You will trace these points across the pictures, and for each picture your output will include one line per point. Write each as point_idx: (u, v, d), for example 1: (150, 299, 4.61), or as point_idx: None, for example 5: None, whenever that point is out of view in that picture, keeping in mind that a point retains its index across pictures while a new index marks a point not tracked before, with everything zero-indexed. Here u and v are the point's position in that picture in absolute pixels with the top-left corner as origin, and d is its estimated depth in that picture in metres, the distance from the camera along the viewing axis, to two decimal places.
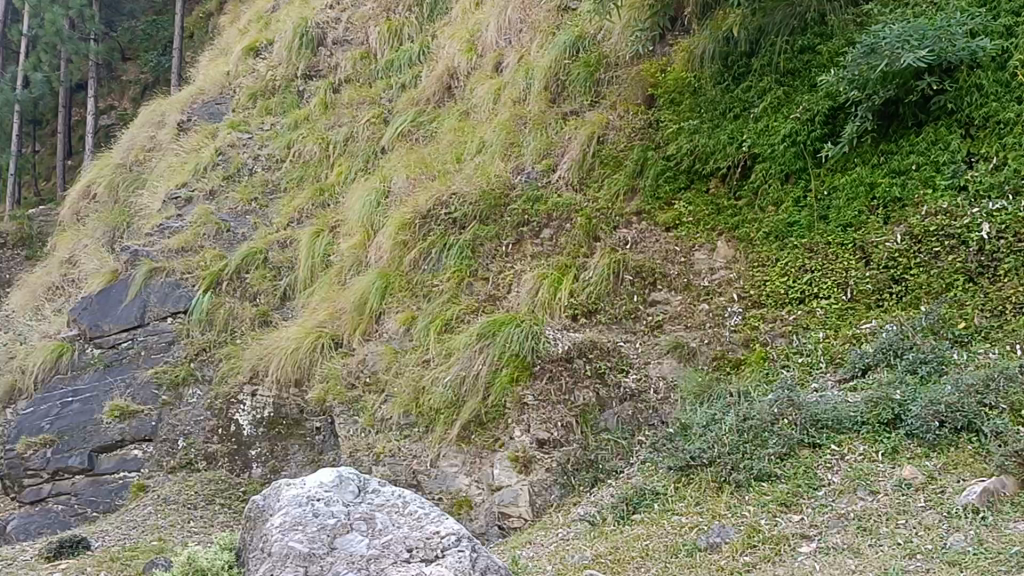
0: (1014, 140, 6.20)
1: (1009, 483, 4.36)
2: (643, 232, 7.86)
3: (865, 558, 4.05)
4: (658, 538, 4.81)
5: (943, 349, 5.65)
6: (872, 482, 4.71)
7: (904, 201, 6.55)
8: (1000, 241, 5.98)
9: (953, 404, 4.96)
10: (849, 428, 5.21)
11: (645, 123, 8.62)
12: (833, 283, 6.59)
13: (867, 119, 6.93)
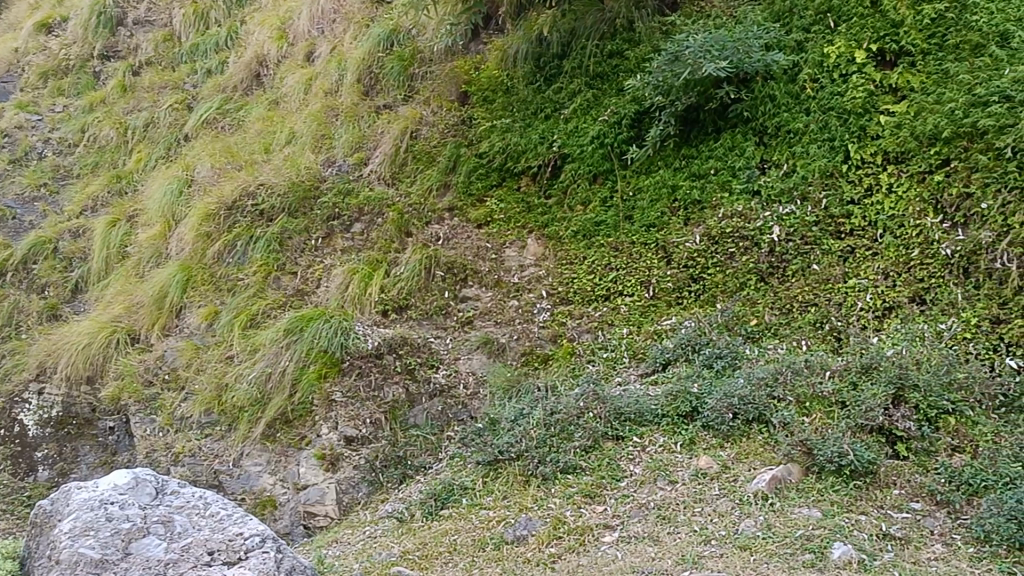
0: (803, 149, 6.61)
1: (795, 471, 4.69)
2: (456, 228, 7.89)
3: (664, 545, 4.20)
4: (465, 532, 4.80)
5: (737, 344, 5.92)
6: (670, 472, 4.90)
7: (703, 204, 6.87)
8: (788, 244, 6.34)
9: (745, 397, 5.22)
10: (649, 421, 5.40)
11: (458, 119, 8.66)
12: (636, 281, 6.83)
13: (670, 124, 7.20)
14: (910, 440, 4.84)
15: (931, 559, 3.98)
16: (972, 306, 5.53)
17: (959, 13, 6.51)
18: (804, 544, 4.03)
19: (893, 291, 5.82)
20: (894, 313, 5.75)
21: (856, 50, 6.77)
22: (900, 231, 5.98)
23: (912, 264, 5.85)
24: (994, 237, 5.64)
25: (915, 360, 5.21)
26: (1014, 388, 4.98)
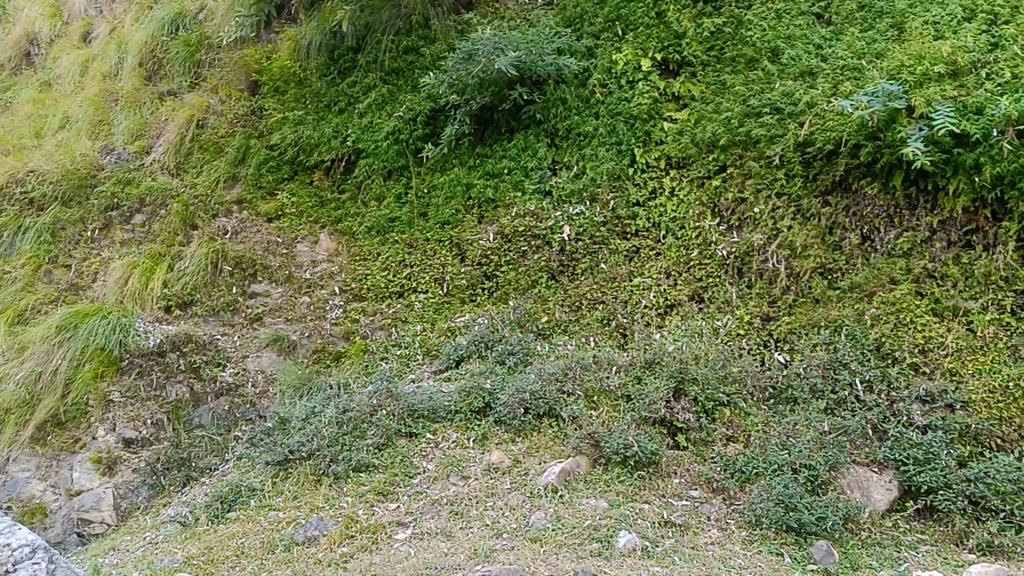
0: (592, 152, 6.84)
1: (583, 463, 4.84)
2: (244, 222, 7.62)
3: (457, 540, 4.23)
4: (253, 534, 4.63)
5: (528, 341, 6.01)
6: (463, 468, 4.94)
7: (496, 202, 6.98)
8: (578, 243, 6.52)
9: (536, 392, 5.32)
10: (442, 417, 5.41)
11: (247, 110, 8.39)
12: (430, 278, 6.82)
13: (465, 123, 7.30)
14: (690, 431, 5.10)
15: (707, 543, 4.20)
16: (745, 305, 5.82)
17: (735, 29, 6.95)
18: (592, 534, 4.16)
19: (675, 290, 6.06)
20: (675, 310, 5.99)
21: (642, 58, 7.04)
22: (681, 233, 6.27)
23: (692, 263, 6.13)
24: (766, 239, 5.98)
25: (694, 355, 5.48)
26: (783, 380, 5.28)
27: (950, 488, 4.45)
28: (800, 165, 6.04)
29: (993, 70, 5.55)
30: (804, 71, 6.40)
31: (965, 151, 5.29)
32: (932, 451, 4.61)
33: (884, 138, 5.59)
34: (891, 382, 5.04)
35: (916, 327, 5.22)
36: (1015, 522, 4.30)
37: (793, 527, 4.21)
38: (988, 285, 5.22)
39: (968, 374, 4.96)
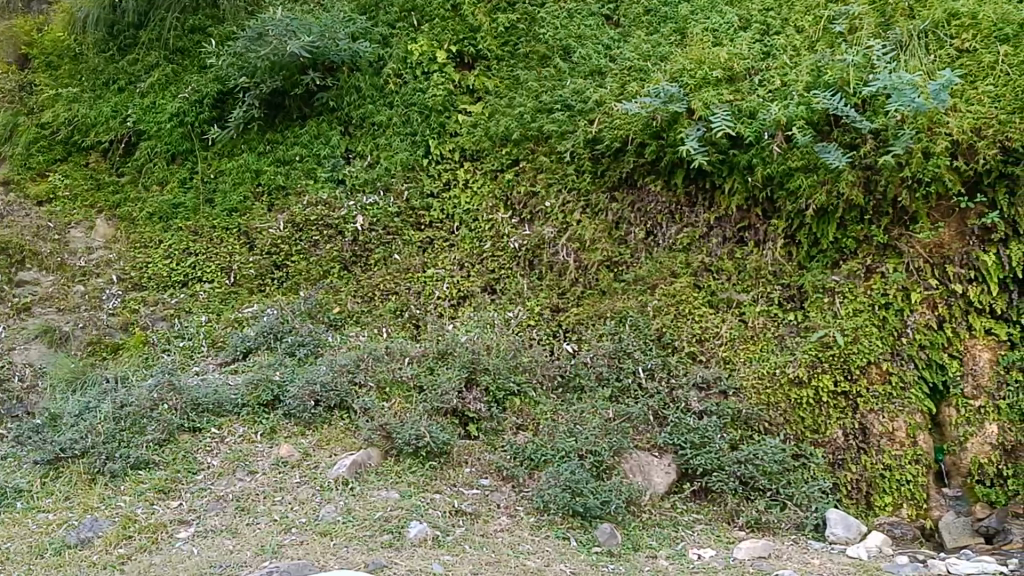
0: (386, 141, 6.84)
1: (374, 455, 4.80)
2: (10, 205, 7.12)
3: (243, 537, 4.10)
4: (20, 539, 4.28)
5: (319, 332, 5.89)
6: (250, 462, 4.79)
7: (287, 190, 6.83)
8: (371, 233, 6.48)
9: (327, 383, 5.25)
10: (229, 410, 5.25)
11: (15, 85, 7.74)
12: (217, 267, 6.59)
13: (254, 106, 7.09)
14: (480, 420, 5.18)
15: (498, 530, 4.28)
16: (536, 296, 5.95)
17: (529, 25, 7.06)
18: (383, 526, 4.14)
19: (467, 281, 6.14)
20: (467, 302, 6.05)
21: (437, 50, 7.04)
22: (474, 224, 6.37)
23: (485, 255, 6.24)
24: (555, 232, 6.15)
25: (486, 346, 5.54)
26: (570, 369, 5.42)
27: (723, 469, 4.73)
28: (589, 161, 6.20)
29: (765, 76, 5.88)
30: (593, 70, 6.57)
31: (739, 153, 5.58)
32: (708, 435, 4.87)
33: (667, 137, 5.79)
34: (671, 370, 5.28)
35: (694, 318, 5.49)
36: (779, 500, 4.65)
37: (579, 511, 4.34)
38: (759, 278, 5.55)
39: (740, 362, 5.25)
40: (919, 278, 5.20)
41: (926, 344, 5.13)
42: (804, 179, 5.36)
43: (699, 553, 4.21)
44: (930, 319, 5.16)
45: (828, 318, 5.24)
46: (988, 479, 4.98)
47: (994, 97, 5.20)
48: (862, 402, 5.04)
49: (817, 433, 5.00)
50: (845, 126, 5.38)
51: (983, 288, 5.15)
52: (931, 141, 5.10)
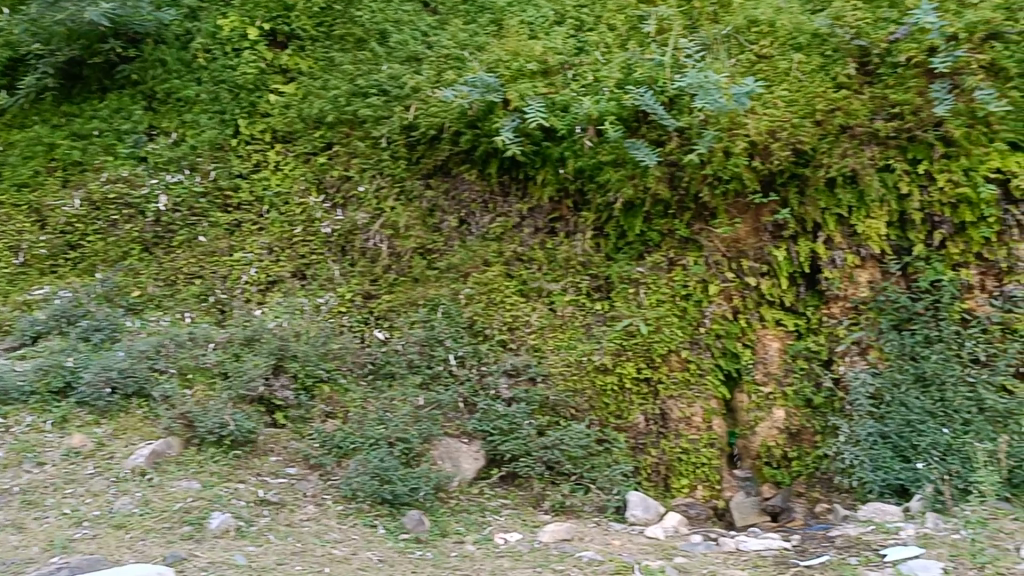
0: (193, 119, 6.57)
1: (175, 444, 4.62)
2: None
3: (29, 532, 3.85)
4: None
5: (117, 317, 5.62)
6: (38, 453, 4.50)
7: (84, 165, 6.47)
8: (175, 214, 6.23)
9: (124, 370, 4.99)
10: (14, 398, 4.89)
11: None
12: (4, 245, 6.18)
13: (48, 75, 6.68)
14: (288, 408, 5.11)
15: (304, 519, 4.21)
16: (347, 283, 5.91)
17: (345, 7, 6.84)
18: (182, 517, 3.99)
19: (277, 266, 6.00)
20: (276, 287, 5.92)
21: (249, 26, 6.77)
22: (285, 208, 6.22)
23: (295, 240, 6.10)
24: (369, 218, 6.09)
25: (294, 332, 5.43)
26: (381, 356, 5.39)
27: (530, 455, 4.84)
28: (405, 148, 6.16)
29: (579, 71, 5.97)
30: (410, 56, 6.47)
31: (551, 145, 5.69)
32: (516, 421, 4.95)
33: (481, 127, 5.85)
34: (482, 357, 5.33)
35: (505, 307, 5.55)
36: (584, 484, 4.81)
37: (388, 499, 4.33)
38: (568, 269, 5.66)
39: (549, 350, 5.36)
40: (717, 271, 5.46)
41: (722, 333, 5.40)
42: (613, 174, 5.54)
43: (505, 537, 4.28)
44: (726, 310, 5.42)
45: (632, 308, 5.42)
46: (775, 461, 5.31)
47: (788, 102, 5.49)
48: (662, 389, 5.26)
49: (620, 418, 5.18)
50: (652, 123, 5.56)
51: (774, 281, 5.46)
52: (731, 141, 5.32)
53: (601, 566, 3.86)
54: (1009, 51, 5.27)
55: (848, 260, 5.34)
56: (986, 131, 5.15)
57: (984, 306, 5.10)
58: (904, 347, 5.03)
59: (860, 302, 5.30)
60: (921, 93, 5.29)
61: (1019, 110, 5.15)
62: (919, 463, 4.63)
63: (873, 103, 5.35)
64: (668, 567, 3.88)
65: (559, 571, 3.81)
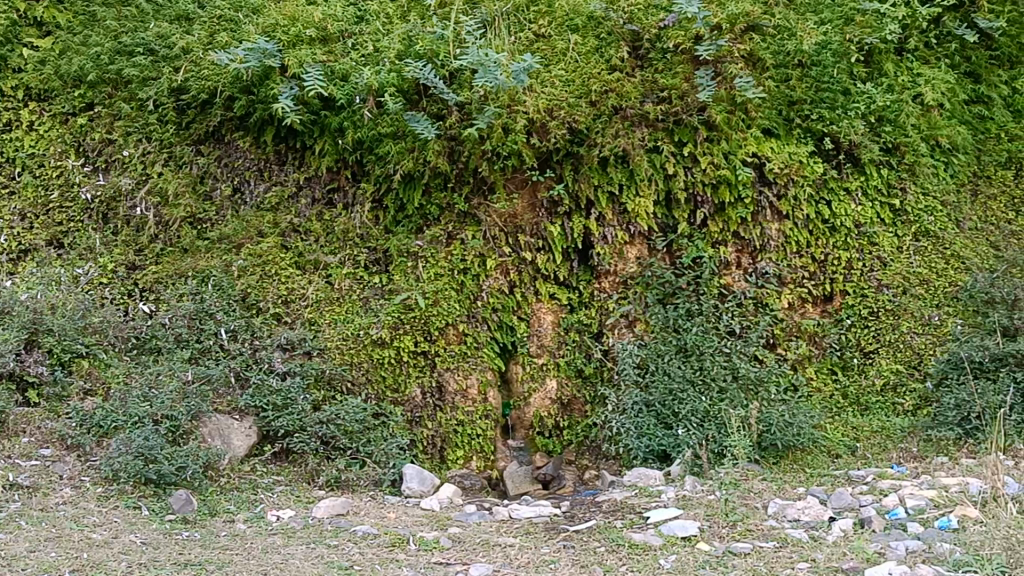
0: None
1: None
2: None
3: None
4: None
5: None
6: None
7: None
8: None
9: None
10: None
11: None
12: None
13: None
14: (42, 386, 4.82)
15: (58, 503, 3.97)
16: (109, 253, 5.60)
17: None
18: None
19: (29, 234, 5.68)
20: (30, 257, 5.62)
21: None
22: (38, 170, 5.84)
23: (51, 206, 5.77)
24: (133, 184, 5.77)
25: (49, 305, 5.15)
26: (146, 331, 5.16)
27: (304, 431, 4.77)
28: (174, 111, 5.89)
29: (358, 41, 5.77)
30: (180, 15, 6.14)
31: (330, 115, 5.56)
32: (290, 396, 4.86)
33: (257, 92, 5.63)
34: (255, 331, 5.18)
35: (280, 279, 5.42)
36: (359, 459, 4.79)
37: (152, 478, 4.15)
38: (346, 241, 5.58)
39: (325, 323, 5.28)
40: (495, 246, 5.51)
41: (498, 307, 5.51)
42: (393, 146, 5.47)
43: (277, 514, 4.19)
44: (502, 284, 5.52)
45: (410, 281, 5.41)
46: (547, 430, 5.52)
47: (565, 81, 5.59)
48: (439, 361, 5.31)
49: (397, 392, 5.22)
50: (433, 97, 5.53)
51: (549, 256, 5.58)
52: (510, 118, 5.37)
53: (376, 540, 3.86)
54: (766, 43, 5.68)
55: (619, 237, 5.52)
56: (744, 117, 5.52)
57: (740, 281, 5.49)
58: (667, 320, 5.28)
59: (629, 278, 5.52)
60: (687, 79, 5.56)
61: (772, 99, 5.56)
62: (679, 428, 4.84)
63: (643, 86, 5.55)
64: (442, 538, 3.93)
65: (333, 547, 3.78)
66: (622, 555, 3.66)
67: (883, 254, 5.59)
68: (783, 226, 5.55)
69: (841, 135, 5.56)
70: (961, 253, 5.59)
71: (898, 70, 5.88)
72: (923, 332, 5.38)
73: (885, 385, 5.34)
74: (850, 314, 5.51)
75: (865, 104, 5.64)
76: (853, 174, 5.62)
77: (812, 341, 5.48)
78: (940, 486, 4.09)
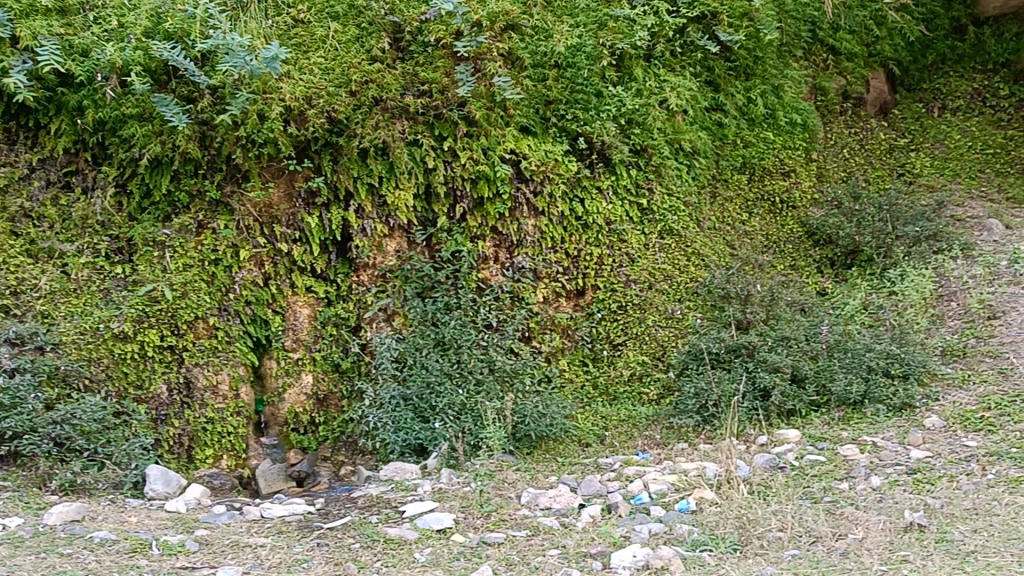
0: None
1: None
2: None
3: None
4: None
5: None
6: None
7: None
8: None
9: None
10: None
11: None
12: None
13: None
14: None
15: None
16: None
17: None
18: None
19: None
20: None
21: None
22: None
23: None
24: None
25: None
26: None
27: (36, 432, 4.37)
28: None
29: (101, 15, 5.39)
30: None
31: (69, 91, 5.21)
32: (19, 396, 4.42)
33: None
34: None
35: (8, 268, 4.97)
36: (97, 460, 4.49)
37: None
38: (85, 228, 5.22)
39: (60, 317, 4.90)
40: (248, 236, 5.32)
41: (252, 300, 5.32)
42: (138, 129, 5.17)
43: (3, 523, 3.85)
44: (256, 276, 5.34)
45: (156, 272, 5.11)
46: (302, 427, 5.40)
47: (324, 69, 5.47)
48: (187, 356, 5.07)
49: (140, 390, 4.94)
50: (183, 79, 5.26)
51: (305, 248, 5.45)
52: (265, 105, 5.20)
53: (115, 546, 3.62)
54: (523, 43, 5.83)
55: (378, 229, 5.46)
56: (503, 114, 5.62)
57: (497, 276, 5.60)
58: (426, 314, 5.30)
59: (387, 271, 5.48)
60: (447, 74, 5.59)
61: (529, 97, 5.72)
62: (436, 422, 4.84)
63: (404, 79, 5.53)
64: (188, 541, 3.74)
65: (66, 556, 3.51)
66: (377, 551, 3.62)
67: (631, 251, 5.84)
68: (539, 222, 5.67)
69: (594, 135, 5.77)
70: (701, 251, 5.99)
71: (645, 76, 6.15)
72: (666, 325, 5.68)
73: (632, 375, 5.59)
74: (601, 307, 5.73)
75: (616, 106, 5.88)
76: (604, 173, 5.84)
77: (565, 334, 5.67)
78: (680, 471, 4.33)
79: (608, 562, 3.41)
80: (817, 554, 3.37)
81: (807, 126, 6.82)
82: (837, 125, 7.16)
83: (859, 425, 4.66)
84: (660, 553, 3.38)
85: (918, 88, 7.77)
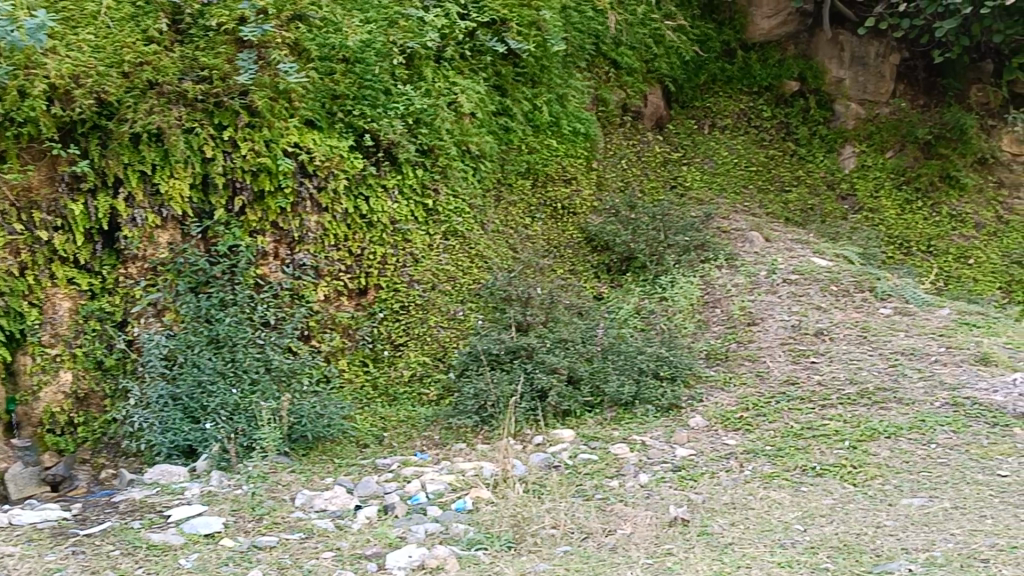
0: None
1: None
2: None
3: None
4: None
5: None
6: None
7: None
8: None
9: None
10: None
11: None
12: None
13: None
14: None
15: None
16: None
17: None
18: None
19: None
20: None
21: None
22: None
23: None
24: None
25: None
26: None
27: None
28: None
29: None
30: None
31: None
32: None
33: None
34: None
35: None
36: None
37: None
38: None
39: None
40: (3, 222, 4.97)
41: (5, 291, 4.95)
42: None
43: None
44: (11, 265, 4.98)
45: None
46: (59, 428, 5.05)
47: (94, 47, 5.19)
48: None
49: None
50: None
51: (67, 237, 5.11)
52: (27, 82, 4.90)
53: None
54: (312, 34, 5.72)
55: (149, 220, 5.18)
56: (287, 106, 5.48)
57: (276, 273, 5.44)
58: (199, 310, 5.07)
59: (158, 264, 5.20)
60: (228, 60, 5.40)
61: (314, 89, 5.62)
62: (207, 422, 4.65)
63: (183, 63, 5.30)
64: None
65: None
66: (139, 557, 3.44)
67: (415, 251, 5.84)
68: (322, 219, 5.56)
69: (380, 133, 5.75)
70: (483, 252, 6.05)
71: (435, 77, 6.20)
72: (448, 326, 5.68)
73: (411, 376, 5.53)
74: (383, 307, 5.69)
75: (403, 105, 5.91)
76: (390, 172, 5.83)
77: (346, 333, 5.59)
78: (457, 471, 4.36)
79: (383, 563, 3.39)
80: (588, 549, 3.48)
81: (589, 135, 7.01)
82: (616, 136, 7.42)
83: (629, 425, 4.86)
84: (435, 553, 3.39)
85: (691, 106, 8.14)
